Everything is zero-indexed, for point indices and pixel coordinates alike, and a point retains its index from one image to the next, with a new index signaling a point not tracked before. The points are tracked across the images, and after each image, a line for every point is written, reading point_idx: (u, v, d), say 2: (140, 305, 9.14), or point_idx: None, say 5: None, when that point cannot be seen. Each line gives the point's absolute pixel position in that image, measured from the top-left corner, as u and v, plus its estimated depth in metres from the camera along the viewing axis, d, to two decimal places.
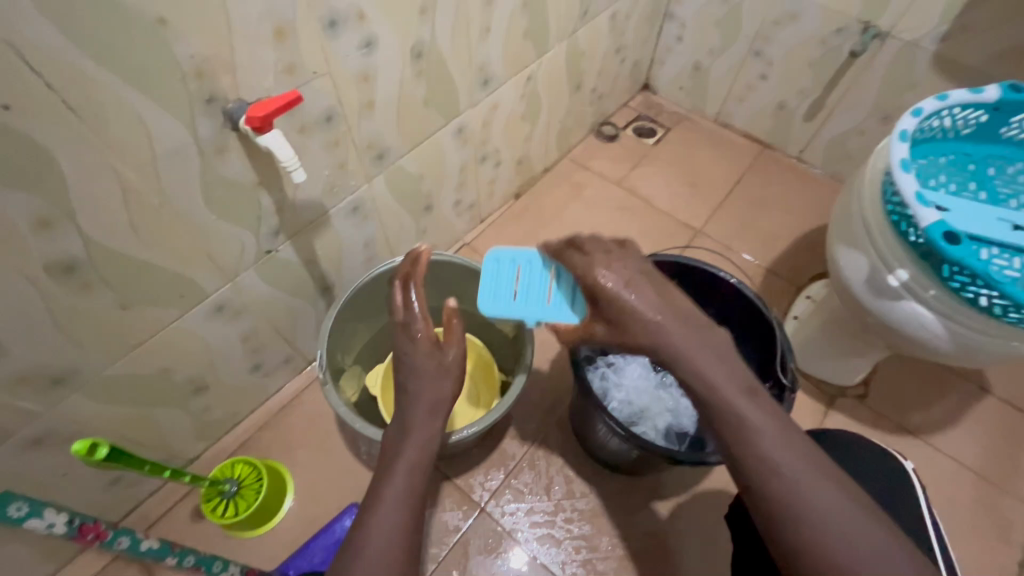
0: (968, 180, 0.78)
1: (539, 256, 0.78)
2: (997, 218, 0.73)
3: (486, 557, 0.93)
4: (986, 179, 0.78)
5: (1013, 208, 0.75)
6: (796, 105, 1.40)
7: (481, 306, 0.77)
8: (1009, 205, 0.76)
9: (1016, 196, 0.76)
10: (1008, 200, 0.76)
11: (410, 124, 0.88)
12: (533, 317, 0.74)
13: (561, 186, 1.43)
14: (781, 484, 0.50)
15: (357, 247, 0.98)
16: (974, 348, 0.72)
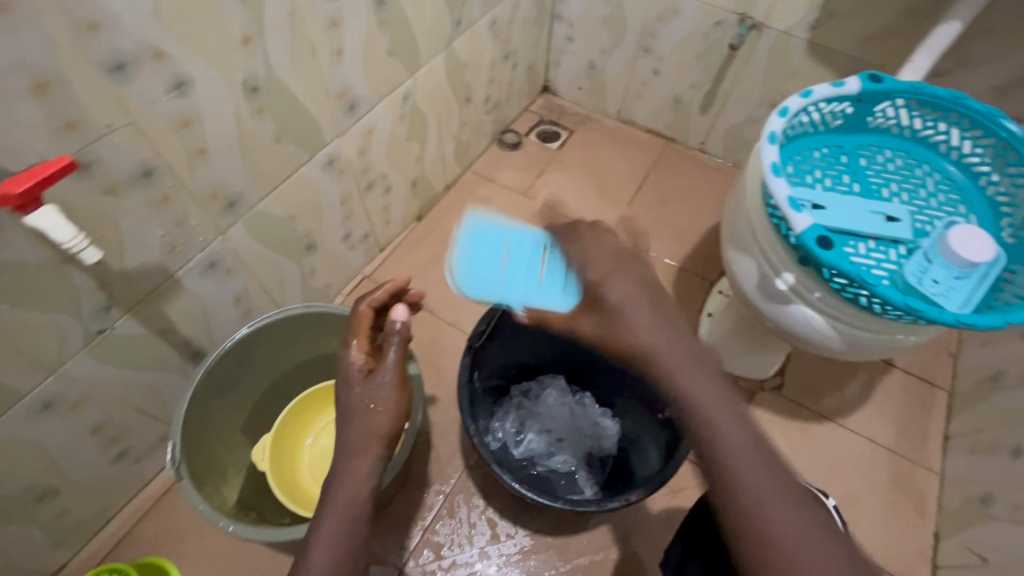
0: (843, 173, 0.78)
1: (530, 242, 0.80)
2: (870, 210, 0.72)
3: None
4: (860, 170, 0.78)
5: (886, 197, 0.75)
6: (691, 98, 1.40)
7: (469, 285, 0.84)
8: (882, 194, 0.76)
9: (887, 184, 0.76)
10: (881, 189, 0.76)
11: (263, 165, 0.79)
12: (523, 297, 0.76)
13: (465, 203, 1.36)
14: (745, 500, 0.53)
15: (226, 304, 0.87)
16: (864, 344, 0.71)
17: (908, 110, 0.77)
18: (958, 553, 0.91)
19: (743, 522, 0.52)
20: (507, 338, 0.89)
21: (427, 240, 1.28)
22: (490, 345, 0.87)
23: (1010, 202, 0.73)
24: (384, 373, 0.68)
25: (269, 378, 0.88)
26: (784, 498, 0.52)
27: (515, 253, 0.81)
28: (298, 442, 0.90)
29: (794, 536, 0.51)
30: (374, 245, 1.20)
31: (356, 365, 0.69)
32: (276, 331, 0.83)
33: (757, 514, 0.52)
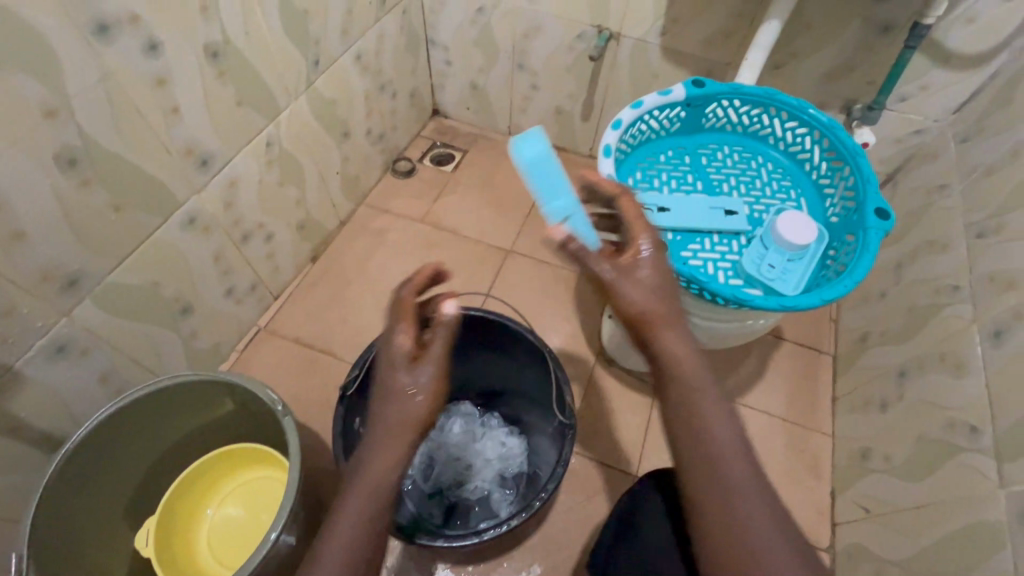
0: (688, 173, 0.82)
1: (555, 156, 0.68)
2: (711, 207, 0.77)
3: None
4: (702, 169, 0.82)
5: (726, 192, 0.80)
6: (571, 108, 1.45)
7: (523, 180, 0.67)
8: (724, 189, 0.81)
9: (727, 179, 0.81)
10: (722, 184, 0.81)
11: (104, 238, 0.75)
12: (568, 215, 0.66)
13: (361, 237, 1.34)
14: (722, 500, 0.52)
15: (89, 386, 0.82)
16: (723, 333, 0.76)
17: (735, 109, 0.83)
18: (850, 509, 0.97)
19: (710, 522, 0.52)
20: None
21: (324, 282, 1.25)
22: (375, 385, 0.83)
23: (831, 183, 0.79)
24: (429, 366, 0.55)
25: (150, 455, 0.83)
26: (757, 502, 0.52)
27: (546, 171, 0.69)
28: (193, 516, 0.85)
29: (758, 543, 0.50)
30: (264, 295, 1.16)
31: (400, 350, 0.57)
32: (144, 410, 0.77)
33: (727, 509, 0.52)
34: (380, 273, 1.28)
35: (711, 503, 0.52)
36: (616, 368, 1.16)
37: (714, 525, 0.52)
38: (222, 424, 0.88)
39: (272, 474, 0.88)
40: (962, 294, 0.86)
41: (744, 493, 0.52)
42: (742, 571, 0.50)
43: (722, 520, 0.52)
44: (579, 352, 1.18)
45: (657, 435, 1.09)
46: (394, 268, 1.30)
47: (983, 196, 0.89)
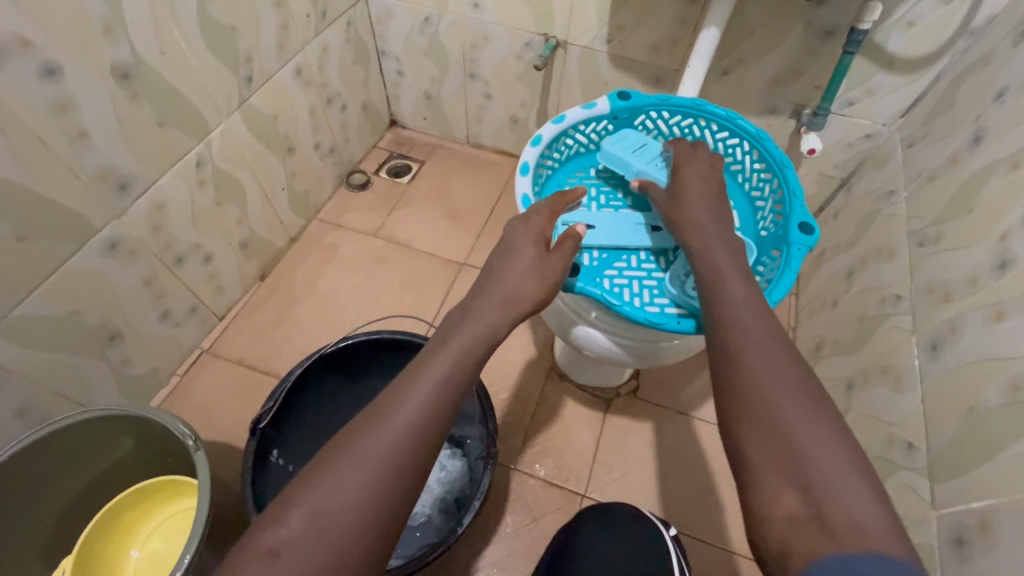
0: (617, 189, 0.80)
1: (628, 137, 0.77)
2: (637, 223, 0.75)
3: None
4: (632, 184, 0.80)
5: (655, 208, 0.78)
6: (526, 117, 1.42)
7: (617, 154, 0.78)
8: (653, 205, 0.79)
9: None
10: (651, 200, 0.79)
11: (6, 270, 0.72)
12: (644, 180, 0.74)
13: (312, 254, 1.31)
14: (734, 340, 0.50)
15: (0, 422, 0.79)
16: (650, 352, 0.73)
17: (664, 121, 0.81)
18: None
19: (721, 365, 0.49)
20: (315, 404, 0.84)
21: (271, 301, 1.22)
22: (296, 416, 0.82)
23: (761, 195, 0.77)
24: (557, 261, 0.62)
25: (67, 491, 0.80)
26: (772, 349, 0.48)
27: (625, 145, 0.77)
28: (114, 551, 0.82)
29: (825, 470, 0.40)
30: (207, 317, 1.13)
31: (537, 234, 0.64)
32: (52, 445, 0.74)
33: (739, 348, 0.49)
34: (330, 290, 1.25)
35: (722, 353, 0.50)
36: (569, 383, 1.14)
37: (761, 448, 0.42)
38: (146, 456, 0.85)
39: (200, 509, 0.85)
40: (904, 303, 0.84)
41: (754, 346, 0.49)
42: (752, 408, 0.44)
43: (769, 439, 0.42)
44: (532, 367, 1.16)
45: (608, 452, 1.06)
46: (344, 284, 1.27)
47: (925, 202, 0.87)
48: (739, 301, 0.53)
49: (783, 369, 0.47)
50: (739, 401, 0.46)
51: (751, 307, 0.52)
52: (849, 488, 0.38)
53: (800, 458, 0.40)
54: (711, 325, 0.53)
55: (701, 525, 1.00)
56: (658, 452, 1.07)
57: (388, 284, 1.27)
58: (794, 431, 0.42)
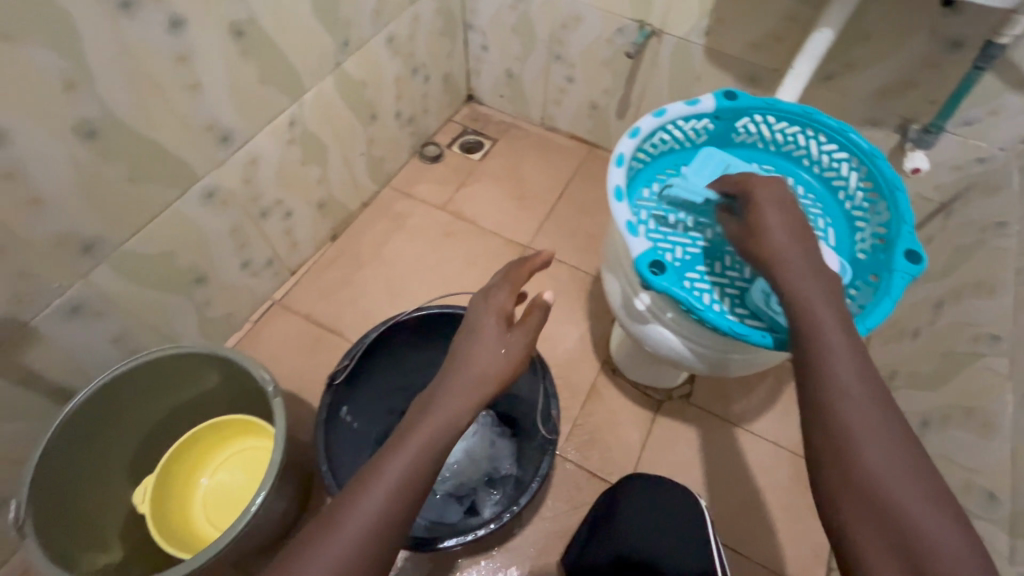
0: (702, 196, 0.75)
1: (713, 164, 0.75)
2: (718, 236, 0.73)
3: None
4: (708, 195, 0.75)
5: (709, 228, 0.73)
6: (606, 104, 1.39)
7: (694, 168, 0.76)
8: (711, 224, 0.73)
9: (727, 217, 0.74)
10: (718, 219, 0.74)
11: (122, 205, 0.77)
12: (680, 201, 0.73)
13: (382, 220, 1.34)
14: (834, 404, 0.49)
15: (101, 346, 0.86)
16: (722, 363, 0.71)
17: (767, 126, 0.77)
18: None
19: (821, 428, 0.49)
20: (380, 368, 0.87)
21: (340, 261, 1.26)
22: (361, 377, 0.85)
23: (863, 216, 0.73)
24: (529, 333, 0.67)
25: (149, 417, 0.86)
26: (878, 417, 0.48)
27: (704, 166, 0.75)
28: (185, 482, 0.89)
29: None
30: (281, 270, 1.19)
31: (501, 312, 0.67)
32: (145, 373, 0.80)
33: (840, 412, 0.49)
34: (396, 258, 1.29)
35: (823, 414, 0.49)
36: (621, 379, 1.13)
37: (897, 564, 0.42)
38: (223, 394, 0.90)
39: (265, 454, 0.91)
40: (1002, 345, 0.78)
41: (860, 412, 0.48)
42: (863, 484, 0.45)
43: (881, 517, 0.43)
44: (585, 357, 1.16)
45: (654, 453, 1.06)
46: (410, 253, 1.30)
47: None
48: (851, 381, 0.50)
49: (904, 468, 0.45)
50: (848, 471, 0.46)
51: (863, 388, 0.50)
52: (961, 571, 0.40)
53: (914, 543, 0.41)
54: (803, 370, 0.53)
55: (742, 539, 0.99)
56: (705, 460, 1.06)
57: (451, 259, 1.29)
58: (900, 503, 0.43)
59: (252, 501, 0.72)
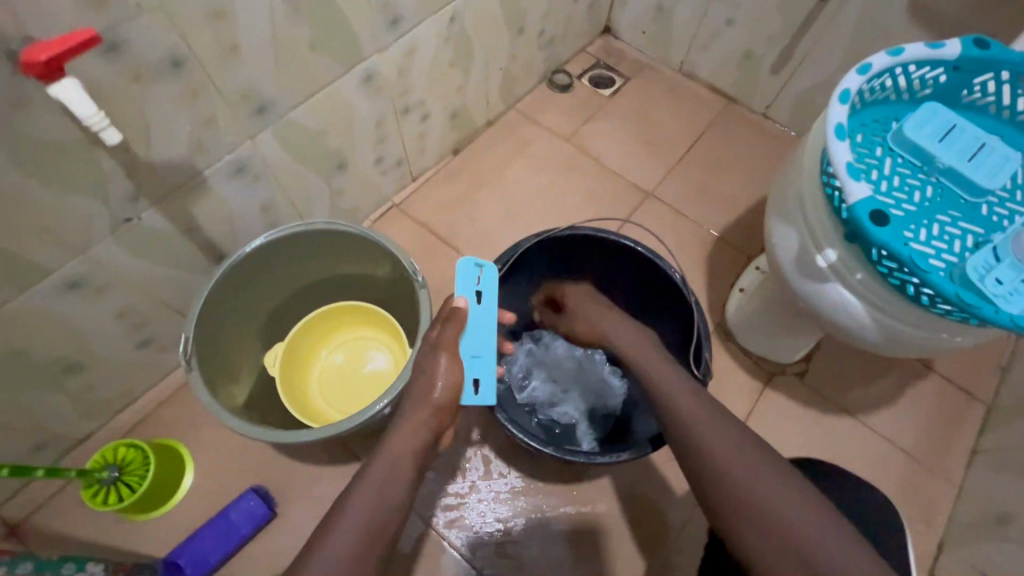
0: (908, 160, 0.68)
1: (922, 124, 0.67)
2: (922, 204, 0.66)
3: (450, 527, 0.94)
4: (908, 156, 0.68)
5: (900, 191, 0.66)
6: (763, 54, 1.27)
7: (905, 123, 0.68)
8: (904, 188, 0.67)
9: (924, 187, 0.67)
10: (916, 187, 0.67)
11: (297, 70, 0.76)
12: (870, 148, 0.68)
13: (503, 142, 1.31)
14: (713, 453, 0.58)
15: (251, 212, 0.88)
16: (903, 339, 0.66)
17: (1011, 86, 0.67)
18: (960, 568, 0.88)
19: (711, 482, 0.57)
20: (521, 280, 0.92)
21: (460, 177, 1.25)
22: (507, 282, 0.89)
23: None
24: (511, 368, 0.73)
25: (284, 289, 0.88)
26: (746, 452, 0.57)
27: (917, 123, 0.68)
28: (311, 356, 0.92)
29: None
30: (405, 174, 1.18)
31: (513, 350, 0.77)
32: (293, 244, 0.81)
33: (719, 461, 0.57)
34: (515, 183, 1.25)
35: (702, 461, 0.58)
36: (733, 345, 1.09)
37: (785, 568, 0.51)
38: (352, 280, 0.92)
39: (387, 347, 0.93)
40: None
41: (729, 450, 0.58)
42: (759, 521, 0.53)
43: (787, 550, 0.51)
44: None
45: (758, 423, 1.02)
46: (529, 181, 1.26)
47: None
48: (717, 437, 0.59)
49: (793, 492, 0.54)
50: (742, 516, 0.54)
51: (721, 437, 0.59)
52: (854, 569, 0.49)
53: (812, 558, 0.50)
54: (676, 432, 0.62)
55: None
56: (810, 443, 1.01)
57: (570, 194, 1.25)
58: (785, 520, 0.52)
59: (372, 408, 0.73)
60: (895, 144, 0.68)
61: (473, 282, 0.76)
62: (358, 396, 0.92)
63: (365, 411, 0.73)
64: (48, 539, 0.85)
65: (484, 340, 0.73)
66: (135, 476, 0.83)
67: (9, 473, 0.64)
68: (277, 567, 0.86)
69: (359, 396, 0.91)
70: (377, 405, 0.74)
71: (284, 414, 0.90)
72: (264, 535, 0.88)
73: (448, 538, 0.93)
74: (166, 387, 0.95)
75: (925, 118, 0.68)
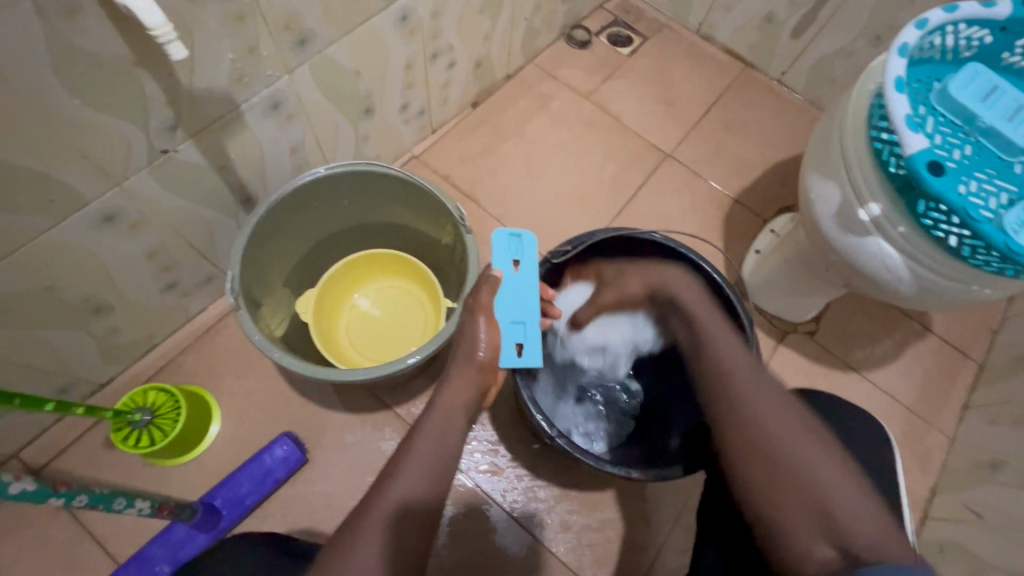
0: (950, 118, 0.69)
1: (965, 83, 0.68)
2: (960, 161, 0.67)
3: (475, 471, 0.96)
4: (951, 115, 0.69)
5: (943, 147, 0.67)
6: (785, 18, 1.27)
7: (952, 80, 0.69)
8: (947, 145, 0.67)
9: (964, 145, 0.68)
10: (958, 145, 0.68)
11: (339, 3, 0.73)
12: (915, 102, 0.69)
13: (522, 98, 1.28)
14: (738, 399, 0.63)
15: (282, 153, 0.85)
16: (934, 290, 0.69)
17: None
18: (952, 508, 0.95)
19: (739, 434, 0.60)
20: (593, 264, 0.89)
21: (480, 131, 1.23)
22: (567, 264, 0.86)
23: None
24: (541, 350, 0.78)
25: (317, 235, 0.86)
26: (771, 402, 0.61)
27: (960, 82, 0.69)
28: (341, 303, 0.91)
29: (888, 544, 0.50)
30: (426, 124, 1.16)
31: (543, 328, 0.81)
32: (330, 186, 0.79)
33: (747, 408, 0.61)
34: (535, 140, 1.24)
35: (741, 410, 0.62)
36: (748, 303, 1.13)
37: (803, 514, 0.54)
38: (382, 228, 0.90)
39: (419, 297, 0.92)
40: None
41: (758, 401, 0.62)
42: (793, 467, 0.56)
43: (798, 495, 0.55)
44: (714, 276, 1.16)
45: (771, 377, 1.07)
46: (549, 138, 1.25)
47: None
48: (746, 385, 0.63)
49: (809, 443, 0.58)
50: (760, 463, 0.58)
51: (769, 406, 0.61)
52: (849, 509, 0.53)
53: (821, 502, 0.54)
54: (711, 381, 0.66)
55: None
56: None
57: (590, 153, 1.25)
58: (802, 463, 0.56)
59: (408, 358, 0.72)
60: (940, 100, 0.69)
61: (512, 251, 0.77)
62: (383, 348, 0.91)
63: (403, 360, 0.72)
64: (74, 482, 0.84)
65: (525, 307, 0.75)
66: (167, 420, 0.82)
67: (51, 407, 0.60)
68: (311, 510, 0.87)
69: (387, 345, 0.91)
70: (413, 355, 0.73)
71: (316, 361, 0.89)
72: (297, 479, 0.89)
73: (478, 482, 0.95)
74: (187, 332, 0.93)
75: (968, 77, 0.69)
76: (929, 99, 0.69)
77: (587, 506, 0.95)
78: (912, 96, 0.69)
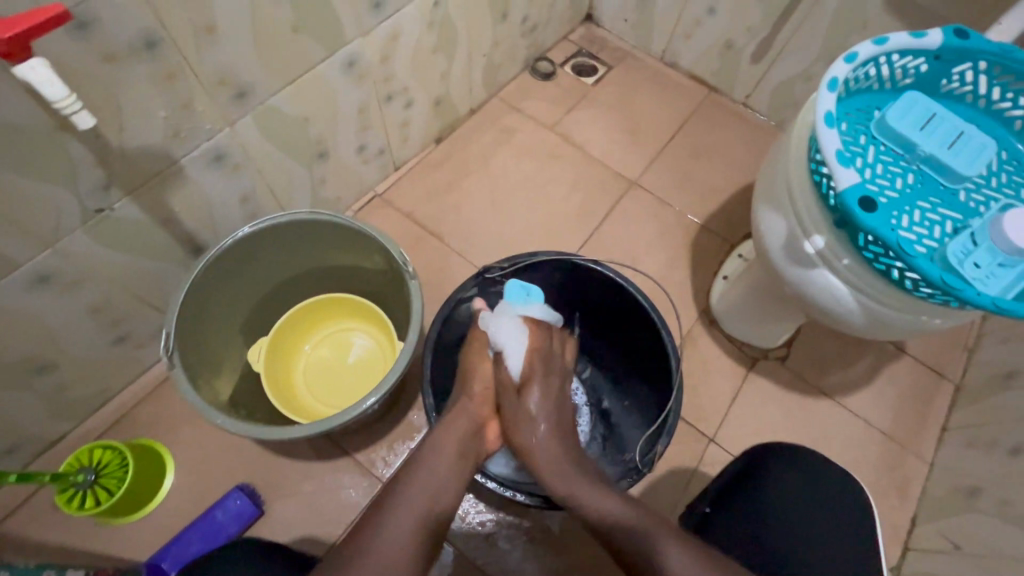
0: (890, 147, 0.68)
1: (903, 112, 0.68)
2: (901, 190, 0.66)
3: None
4: (891, 144, 0.68)
5: (883, 177, 0.66)
6: (743, 44, 1.28)
7: (891, 109, 0.68)
8: (887, 174, 0.66)
9: (906, 173, 0.67)
10: (899, 173, 0.67)
11: (279, 57, 0.74)
12: (855, 133, 0.68)
13: (486, 131, 1.29)
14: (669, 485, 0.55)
15: (231, 202, 0.85)
16: (884, 321, 0.68)
17: (988, 77, 0.69)
18: (932, 539, 0.92)
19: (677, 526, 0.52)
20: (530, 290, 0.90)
21: (444, 167, 1.23)
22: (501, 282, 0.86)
23: None
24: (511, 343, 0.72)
25: (266, 283, 0.85)
26: None
27: (898, 111, 0.68)
28: (295, 349, 0.89)
29: None
30: (388, 163, 1.16)
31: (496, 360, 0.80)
32: (274, 234, 0.78)
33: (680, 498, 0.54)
34: (500, 173, 1.24)
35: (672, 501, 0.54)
36: (717, 330, 1.12)
37: None
38: (334, 271, 0.89)
39: (376, 341, 0.91)
40: None
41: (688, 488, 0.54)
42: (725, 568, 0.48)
43: None
44: (683, 304, 1.15)
45: (742, 408, 1.05)
46: (513, 170, 1.25)
47: None
48: None
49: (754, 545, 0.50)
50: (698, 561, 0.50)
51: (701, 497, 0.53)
52: None
53: None
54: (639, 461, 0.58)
55: None
56: (792, 424, 1.04)
57: (556, 183, 1.25)
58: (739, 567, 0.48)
59: (362, 403, 0.70)
60: (879, 130, 0.68)
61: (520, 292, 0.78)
62: (342, 392, 0.89)
63: (356, 406, 0.70)
64: (20, 546, 0.82)
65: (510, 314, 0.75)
66: (112, 479, 0.80)
67: None
68: None
69: (346, 391, 0.89)
70: (367, 400, 0.71)
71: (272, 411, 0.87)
72: (254, 533, 0.86)
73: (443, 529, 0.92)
74: (142, 385, 0.91)
75: (905, 106, 0.68)
76: (868, 129, 0.69)
77: (556, 550, 0.92)
78: (850, 126, 0.69)
